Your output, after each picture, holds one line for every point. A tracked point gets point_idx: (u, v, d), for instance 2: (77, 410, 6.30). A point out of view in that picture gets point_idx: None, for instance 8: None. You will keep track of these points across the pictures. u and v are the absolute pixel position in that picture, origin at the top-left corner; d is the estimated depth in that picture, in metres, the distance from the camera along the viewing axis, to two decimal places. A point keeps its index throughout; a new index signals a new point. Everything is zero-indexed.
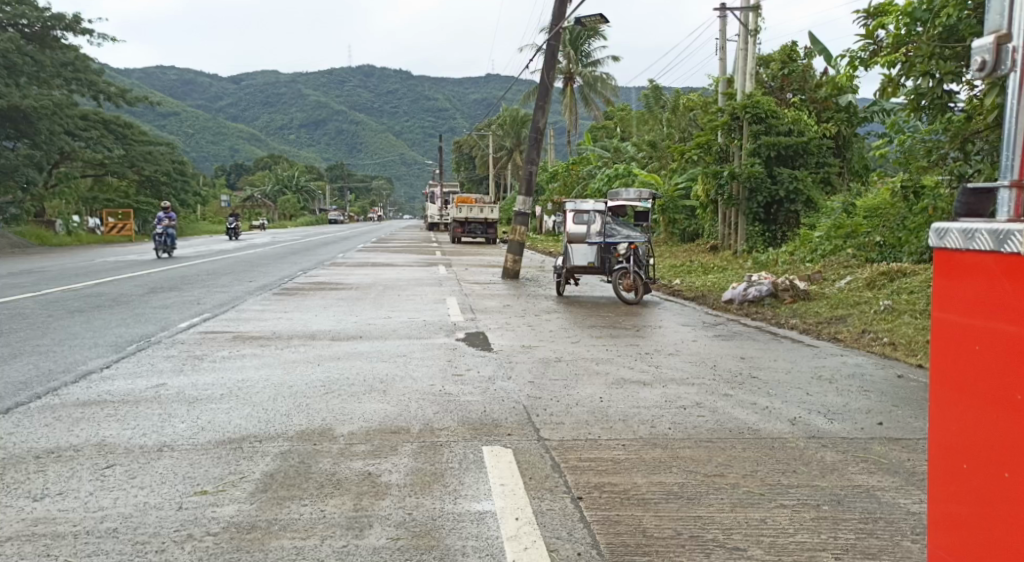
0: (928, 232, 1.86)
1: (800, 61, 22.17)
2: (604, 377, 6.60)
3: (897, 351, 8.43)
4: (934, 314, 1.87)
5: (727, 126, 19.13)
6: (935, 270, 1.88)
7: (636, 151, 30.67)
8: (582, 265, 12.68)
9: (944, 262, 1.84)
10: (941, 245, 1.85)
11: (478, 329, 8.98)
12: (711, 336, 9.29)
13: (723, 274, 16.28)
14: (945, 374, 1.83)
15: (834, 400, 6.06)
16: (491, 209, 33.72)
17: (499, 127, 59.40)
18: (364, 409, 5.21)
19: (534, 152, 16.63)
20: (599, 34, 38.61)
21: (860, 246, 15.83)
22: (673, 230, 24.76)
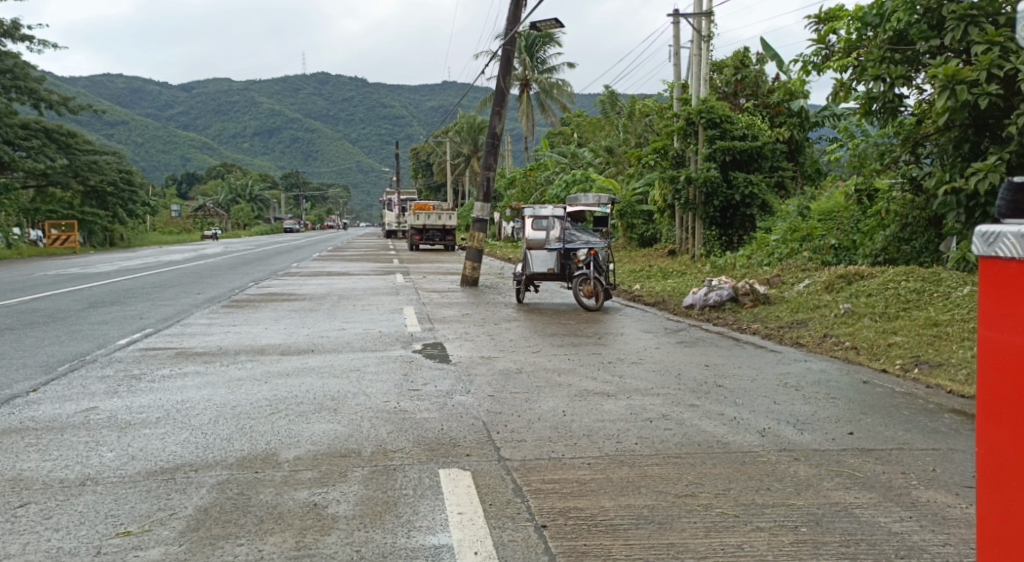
0: (973, 237, 1.62)
1: (752, 67, 22.30)
2: (566, 389, 6.34)
3: (860, 356, 8.33)
4: (983, 339, 1.63)
5: (683, 131, 19.11)
6: (981, 285, 1.64)
7: (593, 157, 30.63)
8: (542, 272, 12.43)
9: (993, 276, 1.61)
10: (989, 254, 1.61)
11: (435, 340, 8.66)
12: (674, 343, 9.10)
13: (682, 279, 16.17)
14: (1002, 412, 1.59)
15: (802, 409, 5.88)
16: (449, 216, 33.44)
17: (456, 134, 59.29)
18: (312, 430, 4.87)
19: (490, 158, 16.34)
20: (554, 40, 38.67)
21: (816, 249, 15.73)
22: (630, 236, 24.69)
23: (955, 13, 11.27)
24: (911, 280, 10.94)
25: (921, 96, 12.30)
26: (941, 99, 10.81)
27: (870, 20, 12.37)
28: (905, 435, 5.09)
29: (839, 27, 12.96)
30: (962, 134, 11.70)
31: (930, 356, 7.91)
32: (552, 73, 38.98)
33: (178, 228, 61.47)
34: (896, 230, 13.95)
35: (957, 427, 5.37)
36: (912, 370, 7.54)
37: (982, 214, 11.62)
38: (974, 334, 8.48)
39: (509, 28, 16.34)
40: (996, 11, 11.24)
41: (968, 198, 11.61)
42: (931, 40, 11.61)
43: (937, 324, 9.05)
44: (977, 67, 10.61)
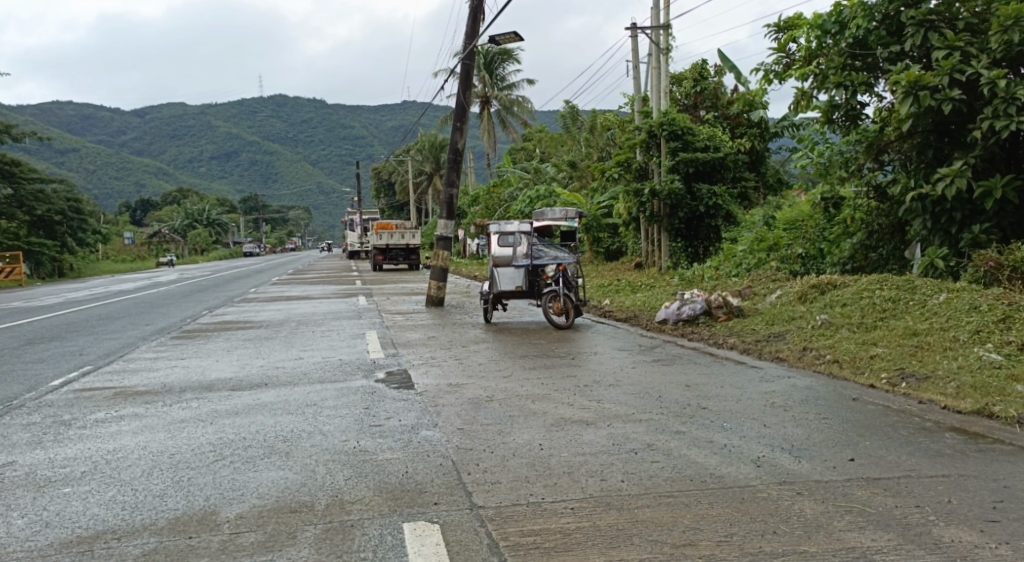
0: None
1: (711, 78, 22.19)
2: (541, 418, 5.86)
3: (843, 370, 7.98)
4: None
5: (645, 143, 18.82)
6: None
7: (556, 172, 30.26)
8: (510, 290, 11.95)
9: None
10: None
11: (399, 367, 8.13)
12: (651, 361, 8.67)
13: (651, 292, 15.80)
14: None
15: (794, 432, 5.53)
16: (412, 235, 32.88)
17: (417, 152, 58.73)
18: (259, 480, 4.33)
19: (452, 174, 15.85)
20: (512, 56, 38.42)
21: (783, 259, 15.27)
22: (596, 250, 24.28)
23: (913, 19, 11.19)
24: (885, 288, 10.67)
25: (881, 104, 12.30)
26: (904, 106, 10.70)
27: (829, 28, 12.11)
28: (909, 461, 4.82)
29: (797, 34, 12.77)
30: (924, 141, 11.62)
31: (915, 368, 7.61)
32: (512, 89, 38.71)
33: (132, 256, 60.01)
34: (862, 238, 13.71)
35: (961, 449, 5.11)
36: (900, 385, 7.21)
37: (947, 220, 11.46)
38: (956, 343, 8.22)
39: (467, 42, 15.95)
40: (955, 15, 11.15)
41: (933, 204, 11.46)
42: (890, 46, 11.53)
43: (917, 334, 8.77)
44: (939, 73, 10.56)
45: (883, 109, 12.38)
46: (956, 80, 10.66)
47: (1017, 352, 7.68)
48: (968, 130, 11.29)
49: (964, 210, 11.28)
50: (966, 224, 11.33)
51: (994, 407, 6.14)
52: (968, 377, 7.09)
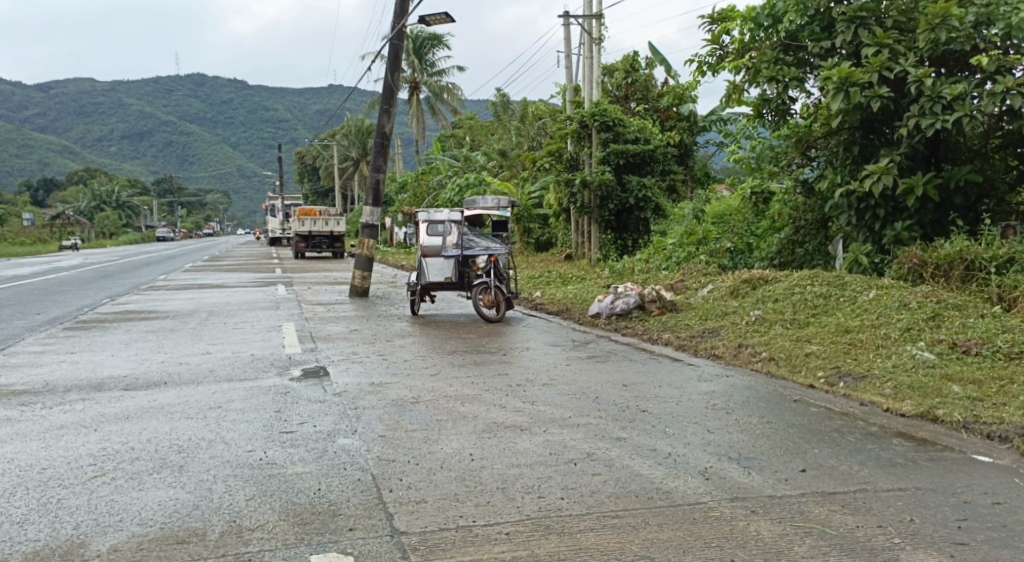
0: None
1: (642, 70, 21.97)
2: (471, 424, 5.36)
3: (779, 369, 7.75)
4: None
5: (576, 134, 18.51)
6: None
7: (486, 161, 29.68)
8: (438, 281, 11.45)
9: None
10: None
11: (317, 363, 7.53)
12: (585, 358, 8.28)
13: (582, 285, 15.48)
14: None
15: (739, 439, 5.21)
16: (336, 221, 31.87)
17: (343, 137, 57.21)
18: (142, 502, 3.77)
19: (379, 159, 15.17)
20: (442, 41, 37.67)
21: (711, 253, 15.13)
22: (526, 241, 23.83)
23: (845, 15, 11.08)
24: (816, 284, 10.54)
25: (810, 100, 12.28)
26: (835, 102, 10.57)
27: (761, 21, 11.84)
28: (863, 472, 4.53)
29: (730, 26, 12.54)
30: (851, 137, 11.65)
31: (851, 367, 7.41)
32: (441, 76, 37.97)
33: (32, 238, 56.73)
34: (790, 233, 13.64)
35: (913, 458, 4.85)
36: (838, 385, 7.00)
37: (873, 216, 11.40)
38: (888, 341, 8.10)
39: (394, 22, 15.29)
40: (884, 11, 11.08)
41: (859, 200, 11.37)
42: (821, 41, 11.44)
43: (849, 332, 8.63)
44: (869, 69, 10.47)
45: (811, 106, 12.35)
46: (884, 78, 10.58)
47: (949, 351, 7.58)
48: (894, 127, 11.38)
49: (889, 207, 11.22)
50: (889, 221, 11.30)
51: (937, 410, 5.93)
52: (905, 377, 6.91)
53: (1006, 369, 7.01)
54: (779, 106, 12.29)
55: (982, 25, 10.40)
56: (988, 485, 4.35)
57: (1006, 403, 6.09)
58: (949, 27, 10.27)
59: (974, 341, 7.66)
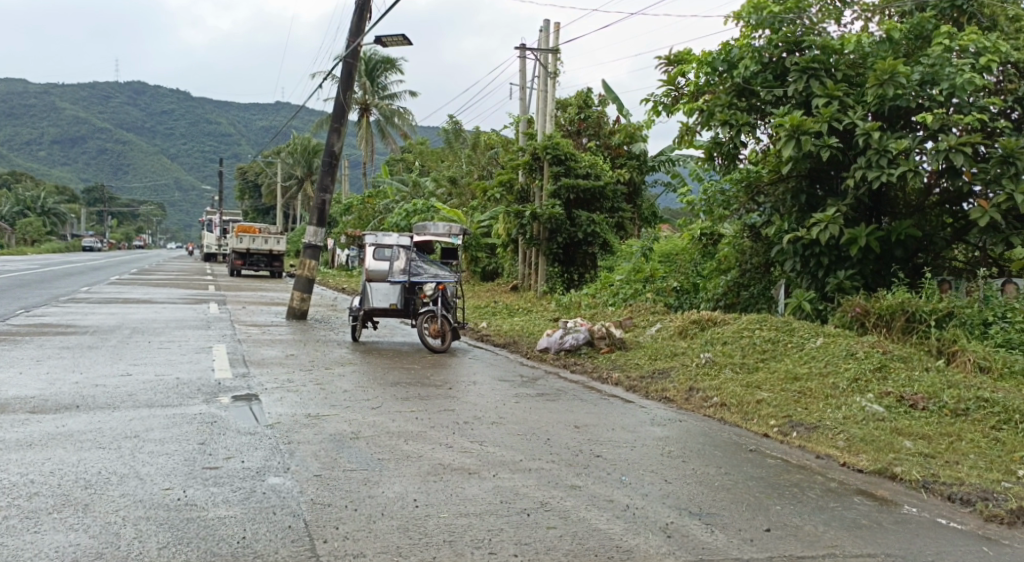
0: None
1: (594, 107, 22.02)
2: (415, 465, 4.95)
3: (731, 415, 7.51)
4: None
5: (528, 165, 18.31)
6: None
7: (435, 187, 29.32)
8: (383, 307, 11.00)
9: None
10: None
11: (248, 390, 7.01)
12: (534, 396, 7.93)
13: (528, 317, 15.18)
14: None
15: (698, 491, 4.93)
16: (276, 241, 31.02)
17: (288, 156, 56.21)
18: (33, 548, 3.29)
19: (326, 179, 14.68)
20: (396, 66, 37.44)
21: (658, 291, 15.02)
22: (472, 270, 23.47)
23: (797, 65, 11.06)
24: (764, 328, 10.42)
25: (759, 146, 12.30)
26: (786, 149, 10.55)
27: (717, 66, 11.75)
28: (828, 534, 4.29)
29: (686, 69, 12.48)
30: (798, 185, 11.70)
31: (802, 417, 7.21)
32: (393, 100, 37.71)
33: None
34: (736, 275, 13.52)
35: (878, 519, 4.63)
36: (791, 435, 6.80)
37: (816, 263, 11.38)
38: (836, 391, 7.95)
39: (349, 41, 14.93)
40: (834, 64, 11.11)
41: (805, 247, 11.35)
42: (773, 90, 11.31)
43: (798, 379, 8.49)
44: (819, 119, 10.43)
45: (758, 152, 12.44)
46: (834, 128, 10.56)
47: (897, 404, 7.44)
48: (840, 177, 11.46)
49: (833, 255, 11.21)
50: (833, 268, 11.28)
51: (894, 467, 5.74)
52: (856, 429, 6.74)
53: (954, 426, 6.85)
54: (727, 150, 12.35)
55: (927, 85, 10.42)
56: (958, 553, 4.15)
57: (958, 461, 5.94)
58: (896, 84, 10.29)
59: (921, 396, 7.52)
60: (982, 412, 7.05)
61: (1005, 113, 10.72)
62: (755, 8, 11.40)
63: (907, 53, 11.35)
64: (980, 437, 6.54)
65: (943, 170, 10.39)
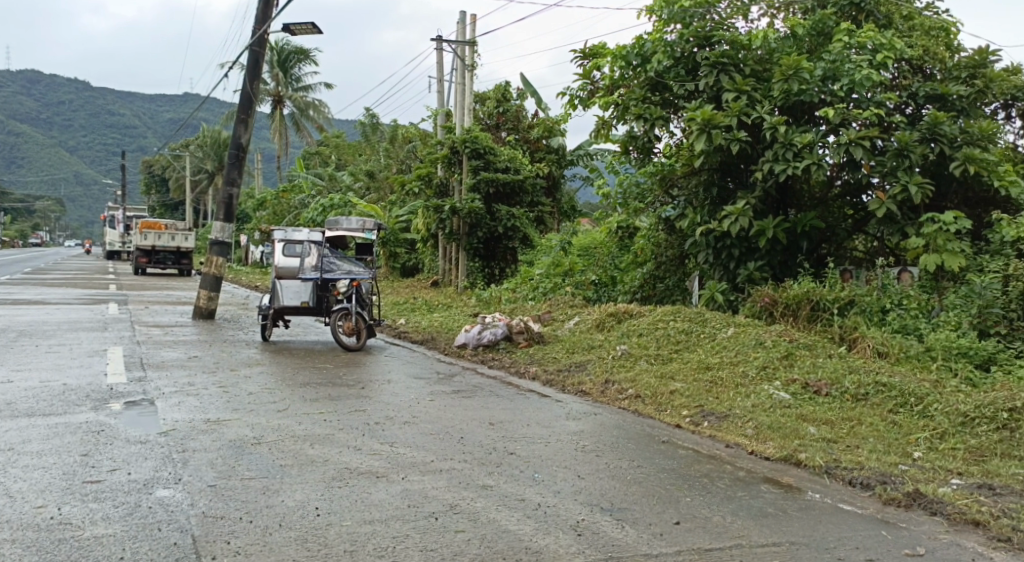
0: None
1: (513, 101, 21.94)
2: (319, 470, 4.75)
3: (645, 407, 7.53)
4: None
5: (447, 159, 18.08)
6: None
7: (353, 182, 28.76)
8: (294, 305, 10.62)
9: None
10: None
11: (144, 396, 6.64)
12: (449, 393, 7.78)
13: (448, 313, 15.02)
14: None
15: (610, 485, 4.89)
16: (185, 237, 29.90)
17: (198, 149, 54.33)
18: None
19: (234, 172, 14.16)
20: (310, 57, 36.65)
21: (577, 284, 15.02)
22: (391, 265, 23.11)
23: (707, 60, 11.18)
24: (678, 320, 10.53)
25: (672, 140, 12.41)
26: (697, 143, 10.70)
27: (631, 60, 11.78)
28: (736, 524, 4.30)
29: (602, 63, 12.47)
30: (710, 179, 11.86)
31: (713, 406, 7.27)
32: (307, 92, 36.88)
33: None
34: (652, 267, 13.67)
35: (782, 507, 4.68)
36: (703, 425, 6.84)
37: (727, 256, 11.56)
38: (746, 379, 8.07)
39: (256, 29, 14.42)
40: (742, 60, 11.26)
41: (717, 239, 11.52)
42: (685, 85, 11.44)
43: (710, 369, 8.59)
44: (729, 114, 10.60)
45: (672, 146, 12.51)
46: (743, 122, 10.75)
47: (802, 391, 7.59)
48: (749, 171, 11.66)
49: (742, 247, 11.40)
50: (743, 260, 11.48)
51: (799, 454, 5.82)
52: (764, 417, 6.83)
53: (854, 410, 7.02)
54: (643, 145, 12.45)
55: (828, 81, 10.70)
56: (858, 538, 4.21)
57: (858, 445, 6.08)
58: (800, 79, 10.54)
59: (824, 382, 7.69)
60: (881, 396, 7.24)
61: (900, 109, 11.07)
62: (666, 3, 11.55)
63: (810, 49, 11.59)
64: (878, 420, 6.72)
65: (844, 164, 10.70)
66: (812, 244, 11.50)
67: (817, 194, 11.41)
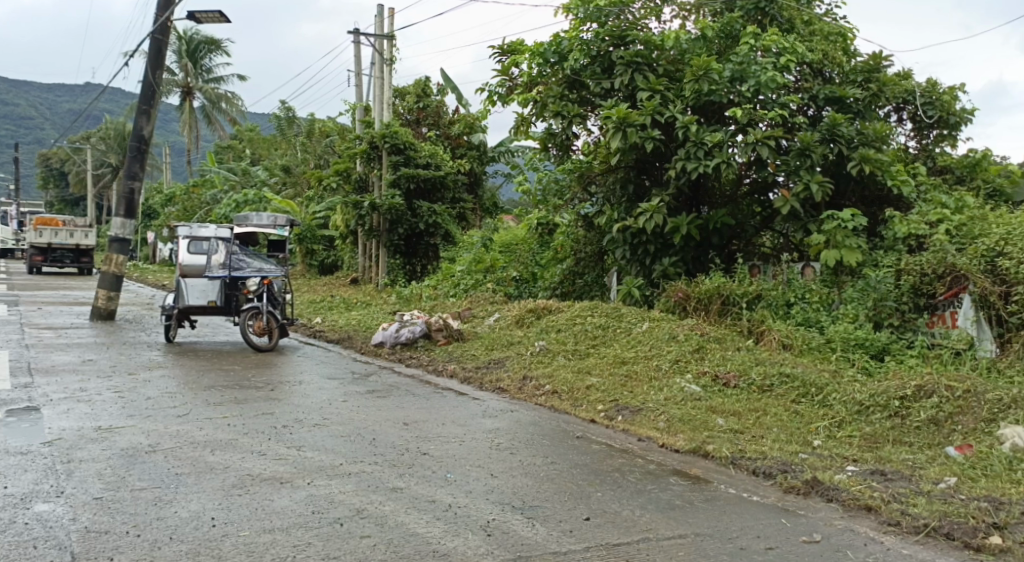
0: None
1: (433, 96, 21.74)
2: (219, 477, 4.57)
3: (562, 403, 7.54)
4: None
5: (366, 154, 17.77)
6: None
7: (268, 176, 28.02)
8: (199, 305, 10.28)
9: None
10: None
11: (30, 404, 6.28)
12: (364, 393, 7.62)
13: (367, 311, 14.78)
14: None
15: (523, 483, 4.86)
16: (87, 234, 28.61)
17: (102, 142, 52.12)
18: None
19: (135, 166, 13.56)
20: (221, 48, 35.61)
21: (498, 281, 14.97)
22: (309, 263, 22.62)
23: (622, 58, 11.27)
24: (596, 315, 10.60)
25: (590, 137, 12.49)
26: (613, 141, 10.80)
27: (548, 57, 11.79)
28: (644, 517, 4.32)
29: (520, 59, 12.45)
30: (626, 176, 11.99)
31: (628, 400, 7.33)
32: (218, 83, 35.84)
33: None
34: (571, 264, 13.76)
35: (690, 499, 4.73)
36: (617, 419, 6.89)
37: (643, 252, 11.69)
38: (659, 373, 8.18)
39: (158, 15, 13.81)
40: (655, 60, 11.40)
41: (633, 236, 11.64)
42: (601, 82, 11.52)
43: (625, 363, 8.67)
44: (643, 112, 10.73)
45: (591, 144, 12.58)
46: (657, 121, 10.89)
47: (712, 383, 7.73)
48: (663, 168, 11.84)
49: (657, 243, 11.55)
50: (658, 256, 11.63)
51: (708, 446, 5.91)
52: (676, 410, 6.93)
53: (760, 401, 7.19)
54: (563, 142, 12.49)
55: (736, 81, 10.94)
56: (760, 527, 4.29)
57: (763, 436, 6.22)
58: (710, 79, 10.78)
59: (733, 374, 7.86)
60: (785, 387, 7.42)
61: (802, 110, 11.41)
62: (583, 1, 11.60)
63: (718, 51, 11.84)
64: (782, 410, 6.89)
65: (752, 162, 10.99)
66: (723, 240, 11.74)
67: (728, 192, 11.66)
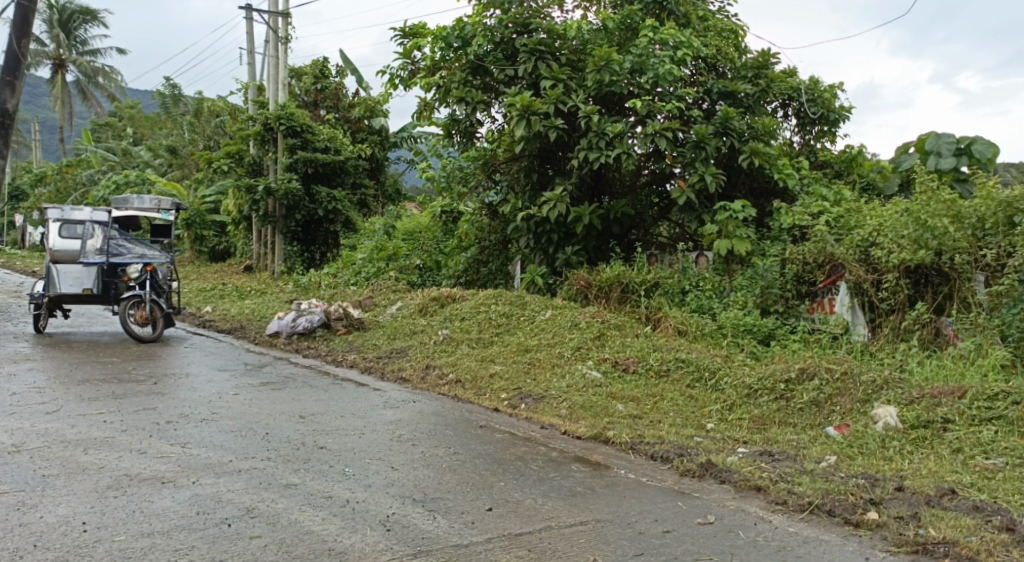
0: None
1: (332, 78, 21.18)
2: (93, 478, 4.27)
3: (465, 392, 7.45)
4: None
5: (260, 136, 17.13)
6: None
7: (152, 157, 26.73)
8: (73, 293, 9.65)
9: None
10: None
11: None
12: (258, 386, 7.32)
13: (262, 299, 14.27)
14: None
15: (424, 475, 4.74)
16: None
17: None
18: None
19: None
20: (96, 19, 33.79)
21: (401, 269, 14.72)
22: (199, 249, 21.70)
23: (525, 46, 11.22)
24: (499, 304, 10.55)
25: (494, 125, 12.40)
26: (517, 129, 10.74)
27: (451, 41, 11.61)
28: (545, 505, 4.28)
29: (422, 43, 12.22)
30: (530, 164, 11.97)
31: (530, 389, 7.30)
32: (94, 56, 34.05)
33: None
34: (475, 252, 13.66)
35: (591, 485, 4.72)
36: (520, 408, 6.84)
37: (547, 240, 11.70)
38: (562, 360, 8.20)
39: None
40: (558, 48, 11.39)
41: (537, 224, 11.63)
42: (505, 69, 11.44)
43: (528, 351, 8.65)
44: (546, 100, 10.72)
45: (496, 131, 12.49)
46: (561, 109, 10.90)
47: (613, 370, 7.80)
48: (566, 157, 11.87)
49: (560, 232, 11.58)
50: (561, 244, 11.66)
51: (608, 432, 5.94)
52: (577, 397, 6.94)
53: (657, 387, 7.29)
54: (467, 129, 12.34)
55: (636, 73, 11.06)
56: (658, 511, 4.32)
57: (661, 420, 6.30)
58: (612, 70, 10.84)
59: (632, 360, 7.94)
60: (681, 372, 7.56)
61: (698, 103, 11.65)
62: None
63: (619, 43, 11.92)
64: (678, 395, 7.01)
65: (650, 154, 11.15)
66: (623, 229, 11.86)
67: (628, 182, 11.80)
